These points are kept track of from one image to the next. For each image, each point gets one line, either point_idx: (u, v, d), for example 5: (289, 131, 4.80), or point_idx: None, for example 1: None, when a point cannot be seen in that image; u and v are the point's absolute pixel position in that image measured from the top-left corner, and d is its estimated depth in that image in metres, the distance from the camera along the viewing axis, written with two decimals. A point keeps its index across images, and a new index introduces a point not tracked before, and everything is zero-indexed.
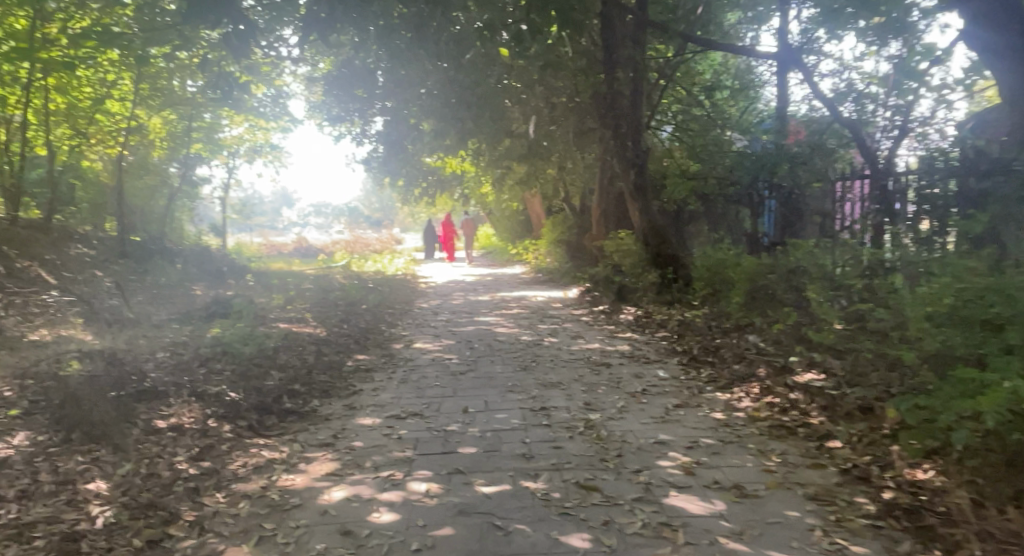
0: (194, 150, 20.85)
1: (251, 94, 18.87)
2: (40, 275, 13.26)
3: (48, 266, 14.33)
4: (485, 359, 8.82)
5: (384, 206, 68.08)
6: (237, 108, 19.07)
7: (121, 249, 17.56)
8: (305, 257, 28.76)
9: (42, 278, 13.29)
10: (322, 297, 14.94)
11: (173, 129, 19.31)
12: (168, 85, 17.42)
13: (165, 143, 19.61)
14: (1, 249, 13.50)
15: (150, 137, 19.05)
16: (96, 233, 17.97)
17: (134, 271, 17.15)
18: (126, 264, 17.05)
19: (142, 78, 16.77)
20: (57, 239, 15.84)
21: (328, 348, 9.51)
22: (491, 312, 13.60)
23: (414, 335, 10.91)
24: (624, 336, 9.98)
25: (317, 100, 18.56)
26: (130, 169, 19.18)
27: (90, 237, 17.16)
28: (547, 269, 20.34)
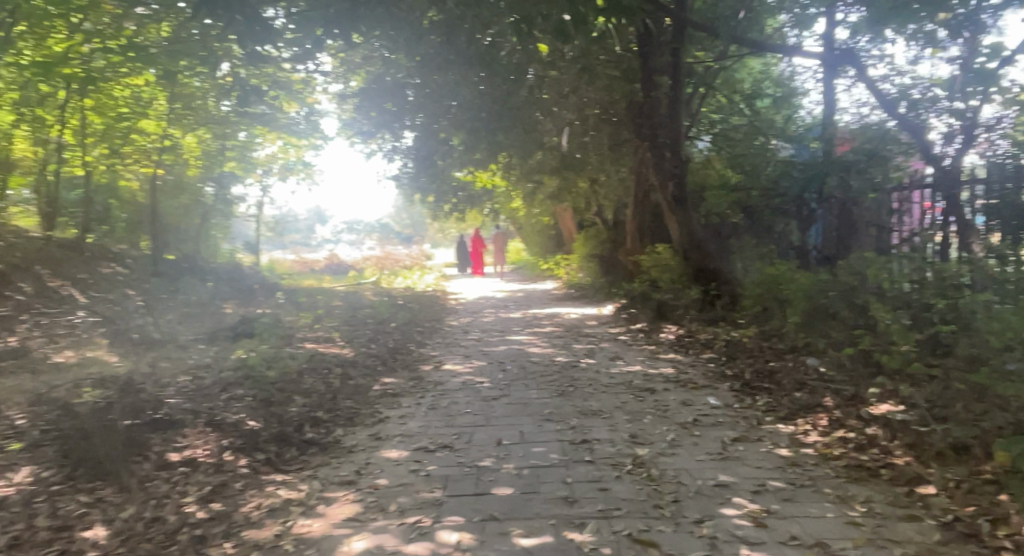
0: (228, 168, 20.66)
1: (283, 112, 18.64)
2: (71, 296, 13.09)
3: (80, 285, 14.17)
4: (520, 382, 8.30)
5: (416, 222, 67.94)
6: (270, 126, 18.86)
7: (154, 268, 17.38)
8: (337, 274, 28.50)
9: (72, 298, 13.11)
10: (352, 315, 14.55)
11: (207, 147, 19.13)
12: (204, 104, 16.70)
13: (200, 163, 19.46)
14: (33, 270, 13.40)
15: (185, 155, 18.90)
16: (128, 252, 17.84)
17: (164, 289, 16.92)
18: (156, 282, 16.82)
19: (177, 97, 16.27)
20: (89, 259, 15.68)
21: (354, 370, 9.05)
22: (525, 330, 13.08)
23: (445, 355, 10.42)
24: (667, 357, 9.39)
25: (348, 116, 18.28)
26: (164, 188, 19.04)
27: (124, 256, 17.03)
28: (581, 285, 19.79)
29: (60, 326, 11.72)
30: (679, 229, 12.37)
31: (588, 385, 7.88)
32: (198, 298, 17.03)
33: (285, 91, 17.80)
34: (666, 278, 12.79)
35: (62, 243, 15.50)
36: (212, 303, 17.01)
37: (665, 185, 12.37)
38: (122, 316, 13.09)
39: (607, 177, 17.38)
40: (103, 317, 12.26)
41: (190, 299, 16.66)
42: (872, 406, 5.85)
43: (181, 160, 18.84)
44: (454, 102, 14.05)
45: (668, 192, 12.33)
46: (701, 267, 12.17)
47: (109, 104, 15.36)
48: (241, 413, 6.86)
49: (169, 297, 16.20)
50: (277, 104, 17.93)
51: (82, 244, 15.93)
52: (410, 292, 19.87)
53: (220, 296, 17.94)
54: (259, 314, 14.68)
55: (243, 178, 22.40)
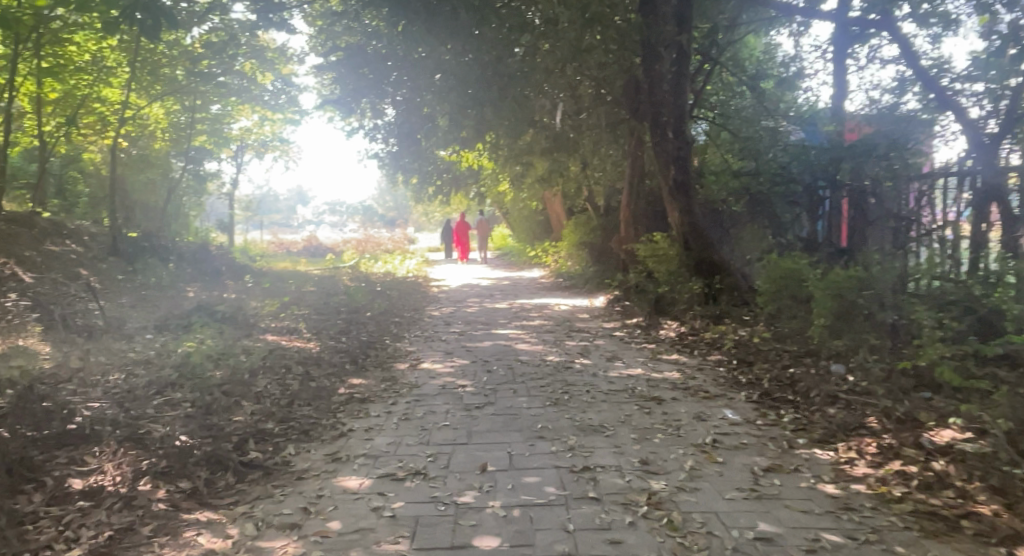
0: (198, 143, 19.36)
1: (258, 84, 17.38)
2: (12, 275, 11.86)
3: (27, 265, 12.93)
4: (506, 387, 7.25)
5: (398, 206, 66.40)
6: (244, 100, 17.60)
7: (114, 247, 16.09)
8: (313, 256, 27.23)
9: (13, 278, 11.88)
10: (324, 302, 13.43)
11: (176, 119, 17.89)
12: (172, 74, 15.70)
13: (168, 138, 18.17)
14: None
15: (151, 127, 17.70)
16: (88, 229, 16.58)
17: (124, 270, 15.62)
18: (115, 262, 15.56)
19: (141, 66, 15.24)
20: (40, 235, 14.45)
21: (318, 369, 7.97)
22: (510, 323, 12.04)
23: (422, 352, 9.36)
24: (670, 359, 8.37)
25: (326, 90, 17.08)
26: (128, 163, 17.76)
27: (81, 233, 15.77)
28: (569, 274, 18.75)
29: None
30: (681, 215, 11.32)
31: (585, 392, 6.82)
32: (160, 280, 15.84)
33: (259, 60, 16.55)
34: (665, 270, 11.78)
35: (10, 218, 14.26)
36: (173, 287, 15.79)
37: (666, 167, 11.32)
38: (67, 300, 11.89)
39: (599, 160, 16.31)
40: (44, 302, 11.09)
41: (150, 281, 15.43)
42: (929, 429, 4.87)
43: (146, 132, 17.56)
44: (438, 75, 12.95)
45: (669, 174, 11.27)
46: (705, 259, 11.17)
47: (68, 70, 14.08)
48: (175, 425, 5.78)
49: (127, 279, 14.98)
50: (249, 74, 16.67)
51: (33, 219, 14.69)
52: (389, 278, 18.73)
53: (183, 278, 16.72)
54: (223, 299, 13.52)
55: (216, 155, 21.12)
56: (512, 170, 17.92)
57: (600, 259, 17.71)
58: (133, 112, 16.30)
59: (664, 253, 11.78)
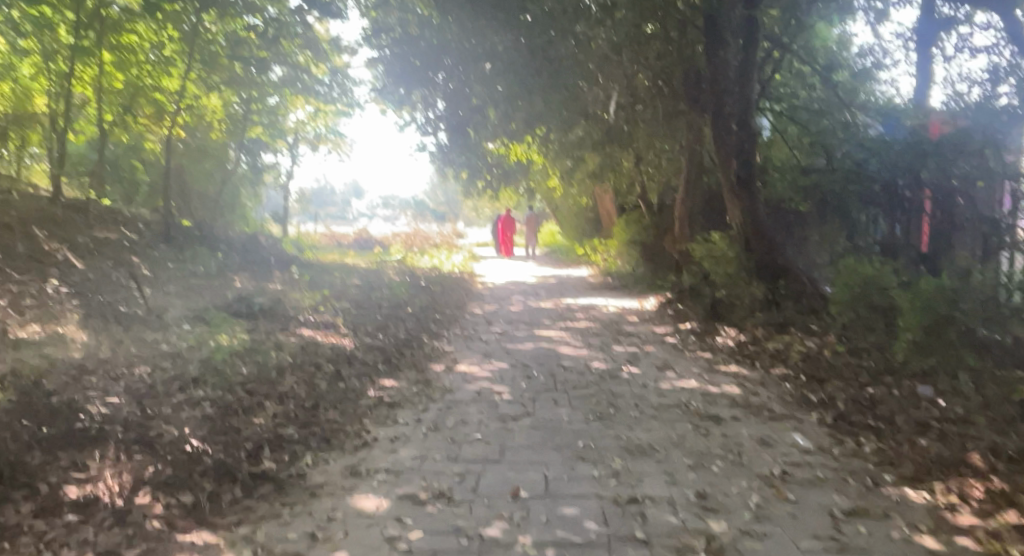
0: (254, 134, 18.84)
1: (314, 78, 17.02)
2: (62, 260, 11.65)
3: (80, 251, 12.58)
4: (547, 397, 6.69)
5: (450, 200, 66.30)
6: (297, 92, 17.28)
7: (167, 233, 15.71)
8: (362, 249, 26.97)
9: (64, 262, 11.67)
10: (366, 296, 13.00)
11: (232, 111, 17.45)
12: (229, 64, 15.19)
13: (225, 131, 18.01)
14: (31, 230, 12.02)
15: (209, 118, 17.29)
16: (145, 215, 16.31)
17: (175, 258, 15.08)
18: (167, 249, 15.12)
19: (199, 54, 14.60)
20: (95, 221, 14.17)
21: (348, 367, 7.51)
22: (556, 324, 11.45)
23: (461, 353, 8.84)
24: (728, 371, 7.73)
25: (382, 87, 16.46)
26: (184, 153, 17.58)
27: (136, 220, 15.53)
28: (620, 274, 18.08)
29: (31, 296, 10.20)
30: (743, 216, 10.62)
31: (635, 406, 6.26)
32: (207, 269, 15.46)
33: (314, 51, 16.20)
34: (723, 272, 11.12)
35: (67, 203, 14.02)
36: (221, 276, 15.52)
37: (728, 164, 10.64)
38: (109, 288, 11.65)
39: (656, 156, 15.61)
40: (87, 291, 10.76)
41: (198, 270, 15.14)
42: None
43: (202, 123, 17.38)
44: (489, 64, 12.43)
45: (732, 171, 10.59)
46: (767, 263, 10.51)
47: None
48: (188, 425, 5.37)
49: (178, 268, 14.66)
50: (303, 65, 16.35)
51: (87, 204, 14.45)
52: (435, 273, 18.28)
53: (232, 268, 16.41)
54: (265, 290, 13.17)
55: (270, 146, 20.95)
56: (564, 165, 17.30)
57: (652, 259, 17.03)
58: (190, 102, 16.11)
59: (723, 255, 11.11)
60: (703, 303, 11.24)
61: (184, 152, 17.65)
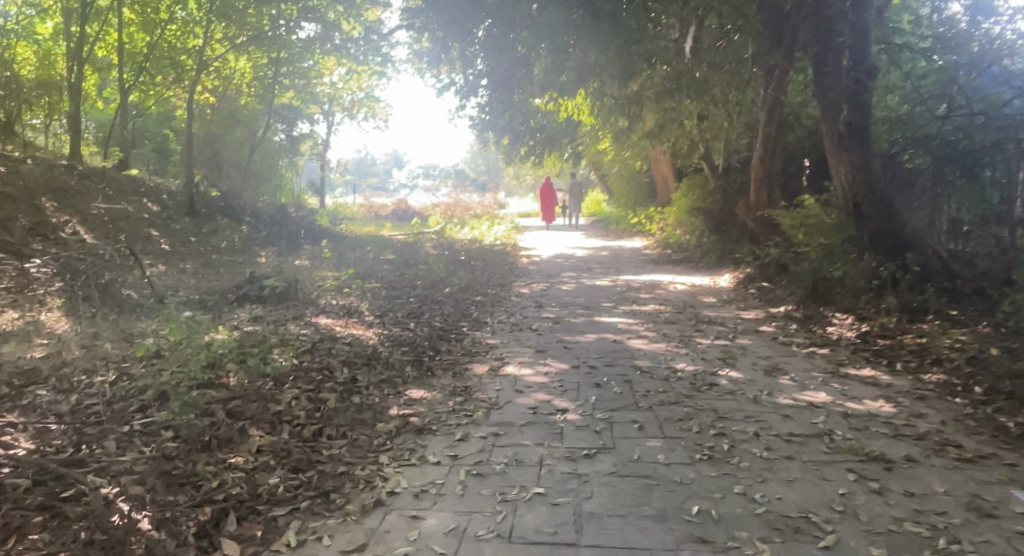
0: (286, 99, 16.51)
1: (346, 32, 14.59)
2: (76, 232, 9.32)
3: (93, 225, 10.13)
4: (628, 419, 4.99)
5: (491, 169, 64.39)
6: (329, 55, 15.00)
7: (190, 207, 12.79)
8: (401, 221, 25.30)
9: (79, 235, 9.37)
10: (398, 275, 11.25)
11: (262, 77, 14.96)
12: (259, 23, 13.22)
13: (257, 98, 15.59)
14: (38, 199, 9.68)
15: (238, 82, 15.03)
16: (167, 184, 14.04)
17: (194, 232, 12.13)
18: (187, 225, 12.23)
19: (229, 18, 12.63)
20: (115, 190, 11.84)
21: (364, 373, 5.61)
22: (619, 308, 9.65)
23: (509, 348, 7.09)
24: (864, 384, 6.09)
25: (423, 46, 14.83)
26: (212, 120, 15.69)
27: (157, 192, 13.00)
28: (679, 245, 16.12)
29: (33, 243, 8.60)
30: (852, 173, 9.38)
31: (761, 438, 4.63)
32: (232, 243, 12.25)
33: (346, 6, 13.83)
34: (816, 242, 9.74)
35: (85, 170, 11.64)
36: (248, 250, 12.34)
37: (836, 110, 9.42)
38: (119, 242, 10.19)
39: (727, 114, 13.65)
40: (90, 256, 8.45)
41: (222, 244, 12.05)
42: None
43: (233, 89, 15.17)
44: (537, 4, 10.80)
45: (840, 120, 9.40)
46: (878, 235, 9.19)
47: (151, 11, 11.99)
48: (138, 459, 3.80)
49: (200, 241, 11.82)
50: (335, 22, 14.14)
51: (104, 171, 12.00)
52: (477, 247, 16.48)
53: (256, 242, 12.97)
54: (284, 265, 11.19)
55: (305, 113, 19.18)
56: (622, 126, 15.33)
57: (718, 229, 15.10)
58: (215, 63, 14.05)
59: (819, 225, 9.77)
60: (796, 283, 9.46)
61: (212, 120, 15.83)
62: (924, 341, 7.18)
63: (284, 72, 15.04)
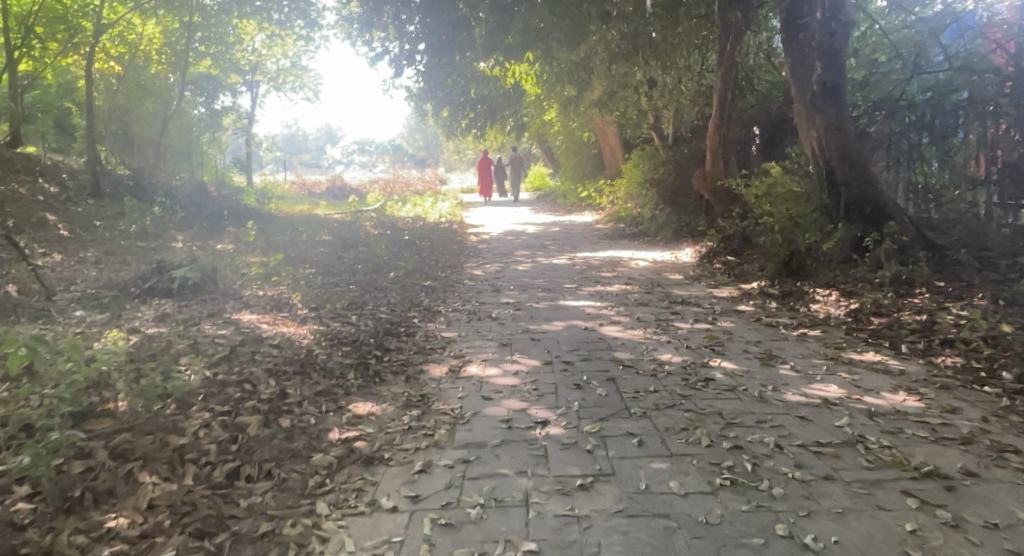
0: (202, 68, 15.04)
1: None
2: None
3: None
4: (621, 431, 4.13)
5: (428, 144, 62.96)
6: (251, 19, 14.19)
7: (94, 187, 11.43)
8: (336, 199, 24.01)
9: None
10: (336, 258, 10.16)
11: (173, 41, 13.48)
12: None
13: (168, 67, 14.13)
14: None
15: (146, 49, 13.47)
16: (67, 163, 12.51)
17: (101, 215, 10.86)
18: (95, 207, 10.99)
19: None
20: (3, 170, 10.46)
21: (298, 383, 4.57)
22: (583, 290, 8.77)
23: (467, 342, 6.14)
24: (876, 373, 5.35)
25: (354, 10, 13.72)
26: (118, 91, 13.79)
27: (56, 171, 11.64)
28: (633, 218, 15.35)
29: None
30: (825, 138, 8.69)
31: (786, 453, 3.80)
32: (143, 227, 11.07)
33: None
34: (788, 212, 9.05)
35: None
36: (163, 233, 11.09)
37: (808, 69, 8.80)
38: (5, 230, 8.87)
39: (683, 79, 12.85)
40: None
41: (134, 228, 10.81)
42: None
43: (142, 58, 13.66)
44: None
45: (813, 79, 8.74)
46: (856, 202, 8.50)
47: None
48: None
49: (107, 226, 10.54)
50: None
51: None
52: (419, 224, 15.44)
53: (175, 224, 11.77)
54: (206, 250, 10.03)
55: (225, 84, 17.69)
56: (571, 94, 14.41)
57: (673, 201, 14.40)
58: (118, 28, 12.53)
59: (787, 192, 9.10)
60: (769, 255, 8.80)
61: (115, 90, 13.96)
62: (925, 319, 6.52)
63: (199, 38, 13.91)
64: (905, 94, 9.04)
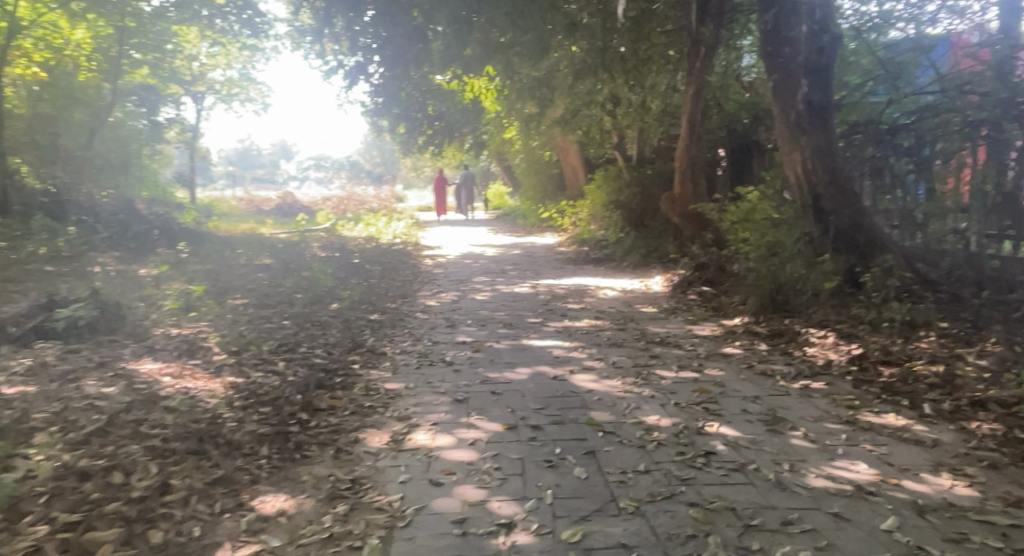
0: (140, 78, 13.38)
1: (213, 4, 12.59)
2: None
3: None
4: (609, 543, 3.18)
5: (386, 160, 61.71)
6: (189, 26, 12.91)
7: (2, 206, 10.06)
8: (285, 216, 22.74)
9: None
10: (271, 286, 9.05)
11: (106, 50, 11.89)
12: None
13: (100, 75, 12.19)
14: None
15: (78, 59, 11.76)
16: None
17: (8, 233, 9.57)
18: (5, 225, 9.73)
19: None
20: None
21: (186, 468, 3.50)
22: (549, 326, 7.78)
23: (415, 397, 5.05)
24: (906, 446, 4.48)
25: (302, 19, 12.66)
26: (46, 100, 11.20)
27: None
28: (598, 242, 14.45)
29: None
30: (811, 161, 7.81)
31: None
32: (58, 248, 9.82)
33: None
34: (773, 242, 8.21)
35: None
36: (79, 255, 9.76)
37: (793, 88, 7.87)
38: None
39: (651, 97, 11.99)
40: None
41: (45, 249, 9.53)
42: None
43: (70, 64, 11.70)
44: None
45: (798, 98, 7.83)
46: (848, 233, 7.68)
47: None
48: None
49: (13, 248, 9.24)
50: None
51: None
52: (372, 247, 14.32)
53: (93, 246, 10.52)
54: (123, 276, 8.82)
55: (168, 94, 16.27)
56: (533, 111, 13.45)
57: (642, 224, 13.51)
58: (42, 32, 10.92)
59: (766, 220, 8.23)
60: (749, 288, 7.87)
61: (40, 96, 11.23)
62: (942, 372, 5.67)
63: (132, 44, 12.28)
64: (883, 117, 8.13)
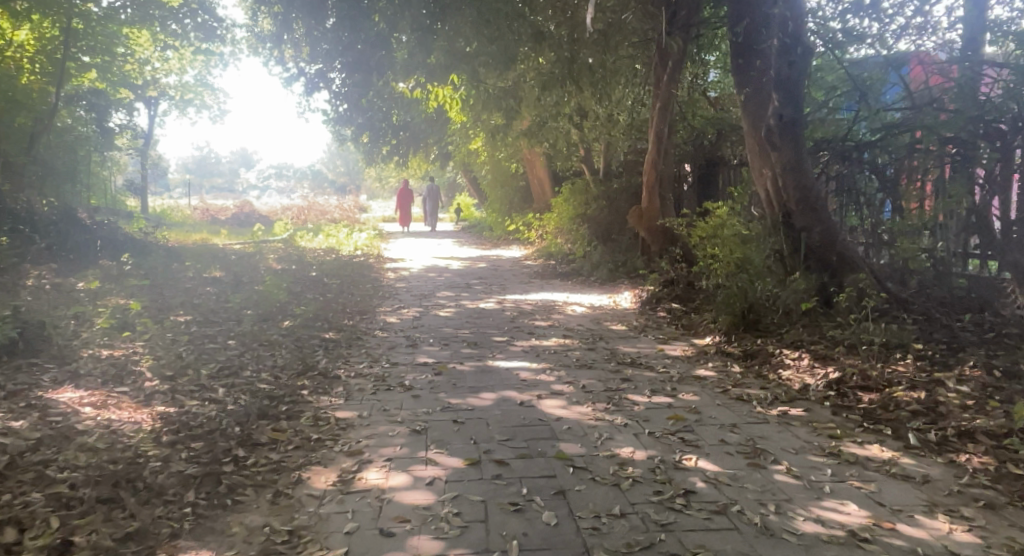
0: (86, 81, 12.68)
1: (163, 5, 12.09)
2: None
3: None
4: None
5: (350, 170, 60.94)
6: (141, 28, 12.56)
7: None
8: (242, 226, 22.12)
9: None
10: (221, 301, 8.55)
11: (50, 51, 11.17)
12: None
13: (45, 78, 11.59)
14: None
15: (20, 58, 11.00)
16: None
17: None
18: None
19: None
20: None
21: (94, 521, 3.12)
22: (514, 345, 7.41)
23: (369, 427, 4.63)
24: (896, 483, 4.17)
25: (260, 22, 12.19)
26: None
27: None
28: (565, 255, 14.11)
29: None
30: (782, 177, 7.47)
31: None
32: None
33: None
34: None
35: None
36: (12, 267, 9.12)
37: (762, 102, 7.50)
38: None
39: (619, 111, 11.73)
40: None
41: None
42: None
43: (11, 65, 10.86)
44: None
45: (769, 112, 7.45)
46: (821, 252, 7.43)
47: None
48: None
49: None
50: None
51: None
52: (332, 259, 13.84)
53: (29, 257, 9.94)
54: (59, 290, 8.27)
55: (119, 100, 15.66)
56: (499, 122, 13.11)
57: (609, 238, 13.21)
58: None
59: (736, 236, 7.96)
60: (720, 307, 7.58)
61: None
62: (924, 398, 5.39)
63: (79, 47, 11.60)
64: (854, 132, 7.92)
